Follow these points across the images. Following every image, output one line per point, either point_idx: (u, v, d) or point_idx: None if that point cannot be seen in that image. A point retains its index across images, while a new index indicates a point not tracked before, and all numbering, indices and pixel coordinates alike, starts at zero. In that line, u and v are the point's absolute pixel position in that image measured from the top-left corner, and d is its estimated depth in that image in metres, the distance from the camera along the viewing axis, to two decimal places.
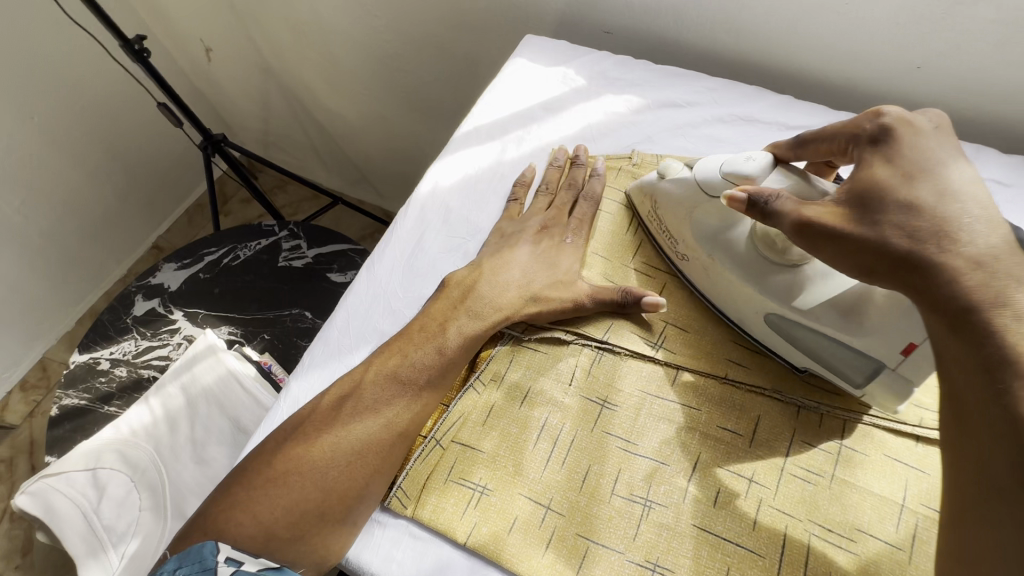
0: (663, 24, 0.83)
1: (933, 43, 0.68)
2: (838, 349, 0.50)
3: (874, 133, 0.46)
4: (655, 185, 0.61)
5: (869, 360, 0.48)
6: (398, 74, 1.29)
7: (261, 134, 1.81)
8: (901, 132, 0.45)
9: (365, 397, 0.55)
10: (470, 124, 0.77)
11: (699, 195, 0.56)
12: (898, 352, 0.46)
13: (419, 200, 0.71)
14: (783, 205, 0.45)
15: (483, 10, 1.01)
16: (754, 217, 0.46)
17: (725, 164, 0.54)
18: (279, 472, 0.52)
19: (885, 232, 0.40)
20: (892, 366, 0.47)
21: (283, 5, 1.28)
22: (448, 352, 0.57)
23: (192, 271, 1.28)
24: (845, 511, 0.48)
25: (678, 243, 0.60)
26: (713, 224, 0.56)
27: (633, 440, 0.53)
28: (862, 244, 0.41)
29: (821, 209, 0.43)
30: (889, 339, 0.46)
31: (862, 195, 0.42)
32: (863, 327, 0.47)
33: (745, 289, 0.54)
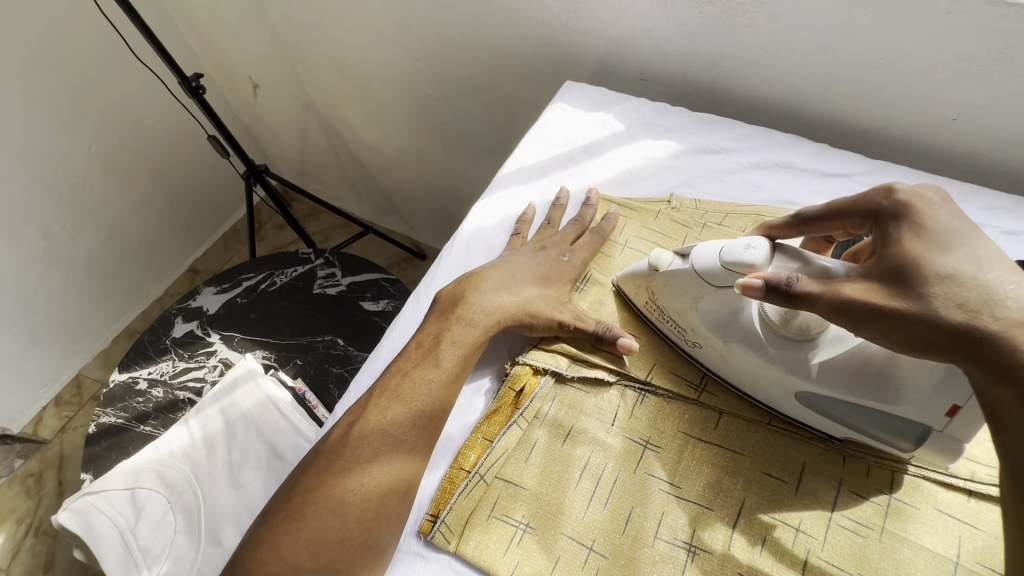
0: (699, 73, 0.87)
1: (970, 97, 0.70)
2: (876, 419, 0.50)
3: (890, 210, 0.48)
4: (648, 276, 0.59)
5: (912, 426, 0.48)
6: (435, 112, 1.35)
7: (299, 165, 1.89)
8: (916, 206, 0.47)
9: (371, 424, 0.55)
10: (513, 165, 0.80)
11: (698, 284, 0.54)
12: (942, 415, 0.47)
13: (464, 237, 0.74)
14: (817, 286, 0.45)
15: (521, 55, 1.06)
16: (775, 301, 0.46)
17: (725, 255, 0.51)
18: (296, 506, 0.51)
19: (933, 306, 0.41)
20: (938, 429, 0.47)
21: (330, 46, 1.35)
22: (445, 364, 0.58)
23: (231, 295, 1.32)
24: (897, 565, 0.48)
25: (684, 329, 0.58)
26: (718, 309, 0.55)
27: (676, 483, 0.53)
28: (913, 319, 0.42)
29: (854, 286, 0.44)
30: (920, 408, 0.47)
31: (897, 272, 0.44)
32: (897, 395, 0.48)
33: (769, 372, 0.53)
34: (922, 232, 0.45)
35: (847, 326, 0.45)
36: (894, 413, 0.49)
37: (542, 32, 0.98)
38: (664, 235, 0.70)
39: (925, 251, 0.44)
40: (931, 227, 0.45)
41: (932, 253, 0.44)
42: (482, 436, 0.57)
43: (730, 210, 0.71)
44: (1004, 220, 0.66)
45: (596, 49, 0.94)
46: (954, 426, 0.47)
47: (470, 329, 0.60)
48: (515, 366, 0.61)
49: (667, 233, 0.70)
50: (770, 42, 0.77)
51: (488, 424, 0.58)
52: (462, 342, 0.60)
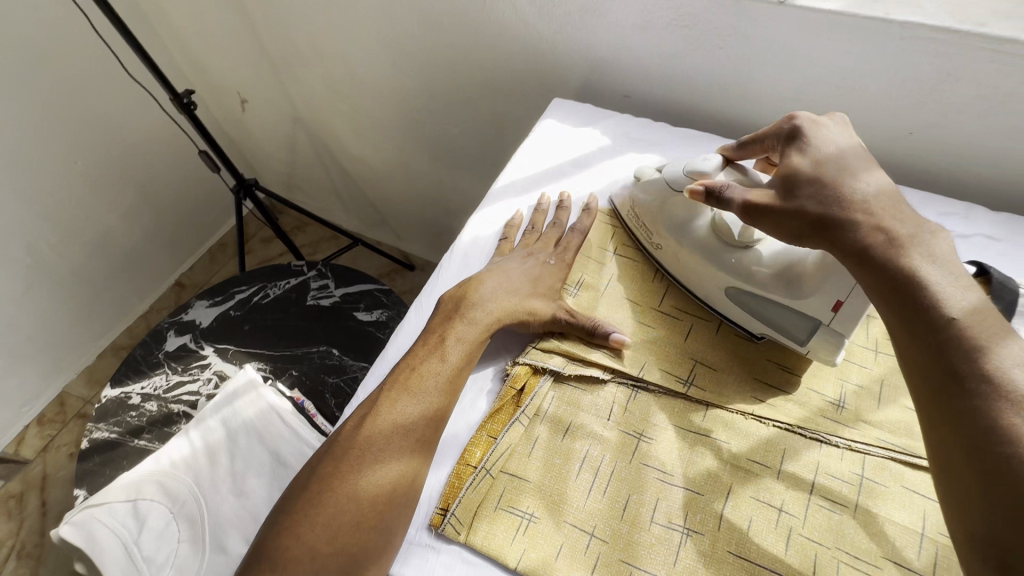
0: (678, 90, 0.92)
1: (922, 113, 0.76)
2: (780, 310, 0.62)
3: (788, 129, 0.60)
4: (634, 191, 0.74)
5: (805, 318, 0.61)
6: (424, 126, 1.39)
7: (286, 178, 1.91)
8: (811, 128, 0.58)
9: (382, 415, 0.59)
10: (506, 179, 0.85)
11: (668, 190, 0.69)
12: (829, 308, 0.59)
13: (462, 247, 0.78)
14: (733, 194, 0.56)
15: (509, 73, 1.11)
16: (710, 204, 0.58)
17: (687, 166, 0.66)
18: (314, 493, 0.55)
19: (808, 202, 0.52)
20: (827, 321, 0.59)
21: (321, 63, 1.38)
22: (452, 359, 0.63)
23: (223, 307, 1.33)
24: (871, 539, 0.52)
25: (652, 233, 0.72)
26: (681, 213, 0.69)
27: (668, 471, 0.57)
28: (789, 214, 0.53)
29: (757, 192, 0.56)
30: (818, 299, 0.59)
31: (789, 179, 0.55)
32: (800, 289, 0.60)
33: (707, 268, 0.66)
34: (809, 148, 0.56)
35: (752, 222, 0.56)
36: (800, 305, 0.60)
37: (530, 51, 1.03)
38: None
39: (808, 162, 0.55)
40: (816, 145, 0.57)
41: (811, 162, 0.55)
42: (486, 433, 0.60)
43: None
44: (957, 225, 0.73)
45: (581, 68, 1.00)
46: (840, 321, 0.59)
47: (473, 328, 0.65)
48: (516, 367, 0.64)
49: None
50: (743, 63, 0.83)
51: (492, 422, 0.61)
52: (467, 342, 0.64)
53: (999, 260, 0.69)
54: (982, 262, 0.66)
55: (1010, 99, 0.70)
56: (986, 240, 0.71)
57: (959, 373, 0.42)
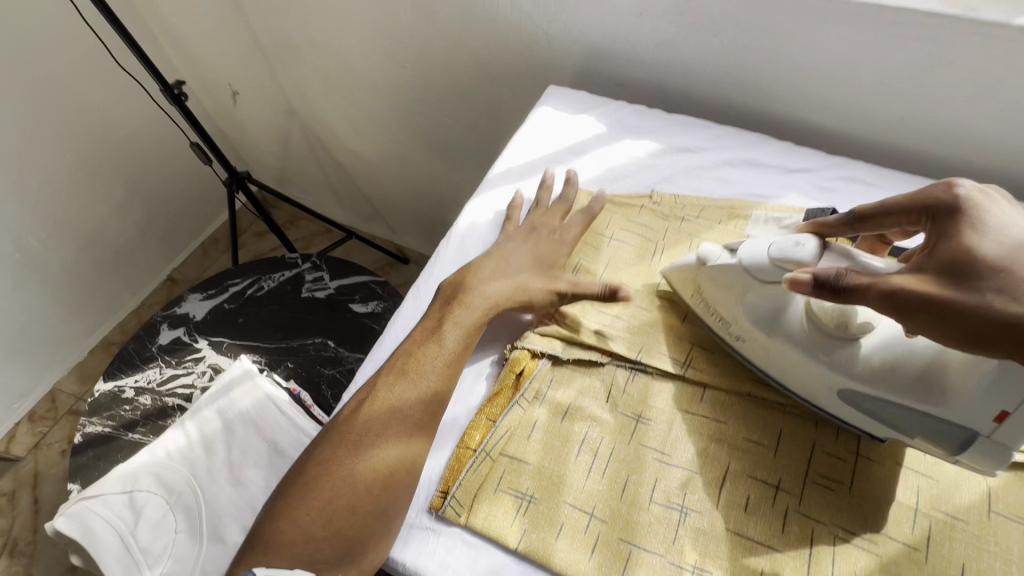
0: (672, 77, 0.93)
1: (913, 99, 0.77)
2: (921, 421, 0.50)
3: (948, 203, 0.51)
4: (696, 269, 0.62)
5: (956, 431, 0.48)
6: (418, 118, 1.38)
7: (279, 171, 1.89)
8: (974, 201, 0.50)
9: (379, 400, 0.58)
10: (503, 166, 0.84)
11: (745, 276, 0.57)
12: (990, 420, 0.46)
13: (459, 234, 0.77)
14: (860, 280, 0.47)
15: (504, 62, 1.11)
16: (825, 295, 0.48)
17: (773, 250, 0.55)
18: (311, 476, 0.55)
19: (990, 301, 0.43)
20: (987, 434, 0.47)
21: (313, 53, 1.37)
22: (450, 345, 0.62)
23: (217, 300, 1.32)
24: (865, 515, 0.53)
25: (729, 324, 0.60)
26: (766, 303, 0.57)
27: (666, 452, 0.58)
28: (963, 312, 0.44)
29: (905, 279, 0.46)
30: (970, 411, 0.46)
31: (953, 267, 0.46)
32: (942, 395, 0.48)
33: (812, 369, 0.55)
34: (983, 228, 0.47)
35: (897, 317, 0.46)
36: (946, 417, 0.48)
37: (525, 41, 1.03)
38: (648, 228, 0.75)
39: (980, 246, 0.46)
40: (990, 224, 0.47)
41: (988, 246, 0.46)
42: (485, 417, 0.61)
43: (707, 204, 0.76)
44: None
45: (576, 57, 1.00)
46: (1005, 433, 0.46)
47: (471, 312, 0.64)
48: (514, 351, 0.65)
49: (650, 226, 0.75)
50: (737, 49, 0.83)
51: (491, 406, 0.62)
52: (465, 326, 0.63)
53: None
54: None
55: (999, 84, 0.71)
56: None
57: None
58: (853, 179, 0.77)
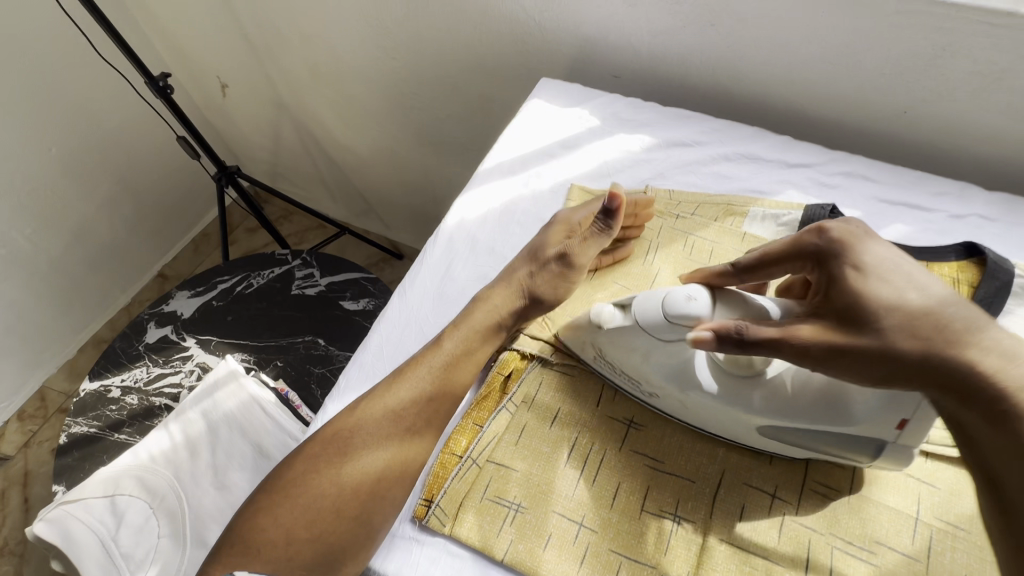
0: (668, 69, 0.90)
1: (917, 91, 0.75)
2: (836, 439, 0.49)
3: (819, 247, 0.49)
4: (594, 333, 0.56)
5: (869, 442, 0.48)
6: (410, 112, 1.35)
7: (270, 166, 1.86)
8: (848, 242, 0.47)
9: (374, 403, 0.56)
10: (493, 160, 0.82)
11: (644, 337, 0.52)
12: (893, 427, 0.46)
13: (447, 232, 0.74)
14: (766, 333, 0.45)
15: (496, 54, 1.08)
16: (732, 348, 0.45)
17: (667, 308, 0.49)
18: (297, 475, 0.53)
19: (891, 341, 0.43)
20: (892, 440, 0.48)
21: (302, 45, 1.34)
22: (451, 354, 0.59)
23: (205, 298, 1.30)
24: (864, 524, 0.51)
25: (637, 380, 0.56)
26: (671, 362, 0.52)
27: (659, 458, 0.56)
28: (876, 356, 0.43)
29: (808, 329, 0.45)
30: (877, 423, 0.47)
31: (848, 311, 0.45)
32: (852, 415, 0.47)
33: (729, 413, 0.51)
34: (865, 267, 0.45)
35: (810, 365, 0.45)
36: (854, 432, 0.48)
37: (517, 32, 1.00)
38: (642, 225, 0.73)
39: (868, 285, 0.45)
40: (870, 261, 0.46)
41: (872, 286, 0.44)
42: (472, 421, 0.59)
43: (703, 200, 0.74)
44: (952, 205, 0.71)
45: (569, 48, 0.97)
46: (907, 436, 0.47)
47: (474, 317, 0.62)
48: (504, 354, 0.63)
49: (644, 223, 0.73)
50: (735, 40, 0.80)
51: (478, 410, 0.60)
52: (467, 330, 0.61)
53: (995, 241, 0.68)
54: (977, 243, 0.65)
55: (1007, 76, 0.69)
56: (982, 220, 0.70)
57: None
58: (854, 174, 0.75)
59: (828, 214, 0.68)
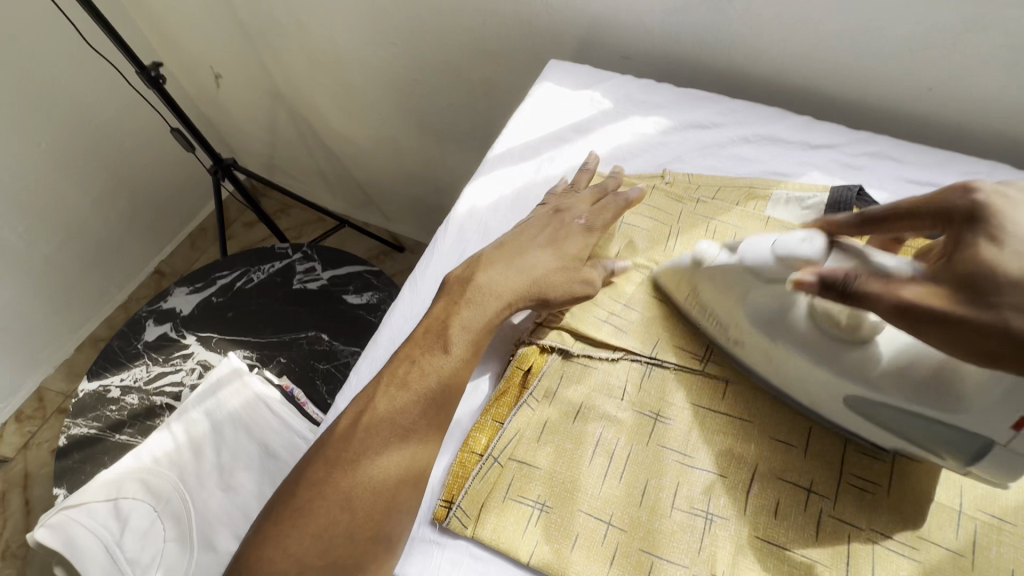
0: (682, 49, 0.87)
1: (944, 67, 0.72)
2: (931, 430, 0.44)
3: (967, 205, 0.42)
4: (691, 271, 0.58)
5: (971, 440, 0.42)
6: (412, 100, 1.32)
7: (267, 158, 1.82)
8: (997, 203, 0.41)
9: (379, 412, 0.53)
10: (503, 146, 0.78)
11: (745, 278, 0.53)
12: (1007, 427, 0.40)
13: (457, 221, 0.71)
14: (868, 286, 0.41)
15: (500, 37, 1.04)
16: (833, 298, 0.42)
17: (776, 246, 0.50)
18: (304, 501, 0.49)
19: (1005, 317, 0.36)
20: (1003, 443, 0.41)
21: (299, 33, 1.30)
22: (457, 351, 0.56)
23: (204, 294, 1.27)
24: (906, 518, 0.49)
25: (727, 326, 0.56)
26: (767, 304, 0.52)
27: (689, 454, 0.53)
28: (980, 331, 0.37)
29: (915, 289, 0.39)
30: (985, 416, 0.40)
31: (967, 279, 0.38)
32: (956, 402, 0.42)
33: (817, 372, 0.49)
34: (1012, 233, 0.38)
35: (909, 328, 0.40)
36: (957, 424, 0.42)
37: (523, 12, 0.97)
38: (661, 211, 0.70)
39: (1003, 253, 0.37)
40: (1017, 230, 0.38)
41: (1009, 256, 0.37)
42: (490, 418, 0.57)
43: (724, 184, 0.71)
44: None
45: (577, 28, 0.93)
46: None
47: (477, 314, 0.57)
48: (523, 347, 0.60)
49: (663, 208, 0.70)
50: (753, 16, 0.77)
51: (496, 406, 0.57)
52: (471, 326, 0.57)
53: None
54: None
55: None
56: None
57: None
58: (880, 155, 0.72)
59: (854, 196, 0.65)
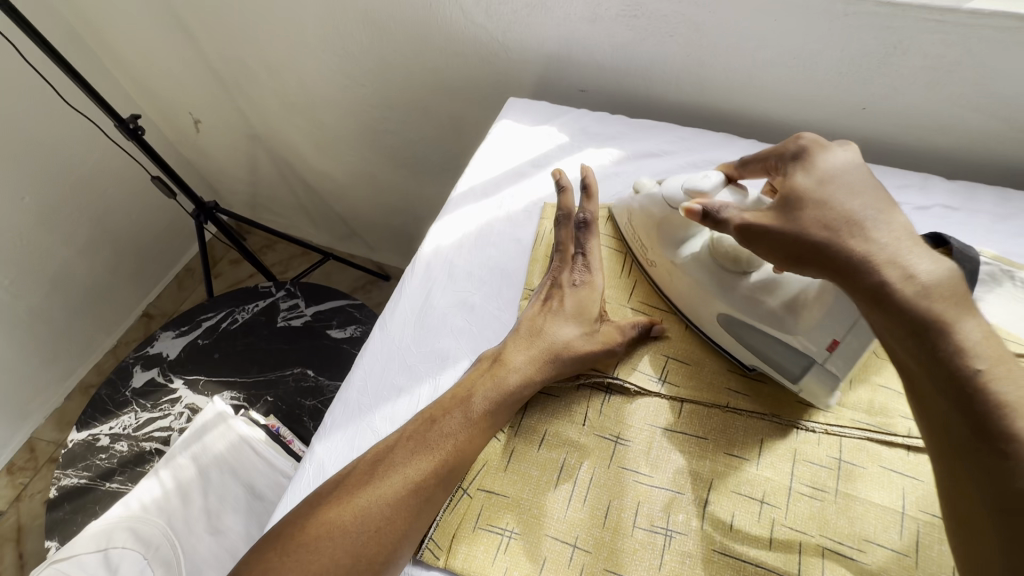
0: (632, 82, 0.92)
1: (873, 89, 0.76)
2: (777, 346, 0.57)
3: (796, 151, 0.55)
4: (631, 200, 0.68)
5: (802, 357, 0.56)
6: (384, 136, 1.35)
7: (249, 197, 1.86)
8: (814, 150, 0.54)
9: (396, 461, 0.54)
10: (465, 184, 0.82)
11: (663, 208, 0.63)
12: (824, 347, 0.54)
13: (423, 260, 0.74)
14: (730, 214, 0.53)
15: (463, 75, 1.09)
16: (708, 225, 0.55)
17: (685, 183, 0.60)
18: (311, 536, 0.50)
19: (806, 227, 0.49)
20: (820, 361, 0.55)
21: (272, 78, 1.34)
22: (475, 417, 0.57)
23: (191, 336, 1.29)
24: (852, 523, 0.52)
25: (647, 250, 0.67)
26: (679, 233, 0.63)
27: (648, 473, 0.56)
28: (787, 237, 0.49)
29: (754, 213, 0.52)
30: (812, 337, 0.55)
31: (786, 202, 0.51)
32: (794, 325, 0.55)
33: (705, 295, 0.61)
34: (818, 171, 0.52)
35: (750, 245, 0.52)
36: (794, 343, 0.56)
37: (483, 52, 1.01)
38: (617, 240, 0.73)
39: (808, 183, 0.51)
40: (823, 167, 0.52)
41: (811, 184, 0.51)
42: None
43: None
44: (915, 196, 0.72)
45: (534, 65, 0.98)
46: (834, 361, 0.54)
47: (502, 381, 0.59)
48: None
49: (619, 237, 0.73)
50: (693, 49, 0.82)
51: None
52: (497, 393, 0.58)
53: (959, 229, 0.69)
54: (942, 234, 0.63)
55: (956, 69, 0.71)
56: (946, 210, 0.71)
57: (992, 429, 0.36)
58: None
59: None
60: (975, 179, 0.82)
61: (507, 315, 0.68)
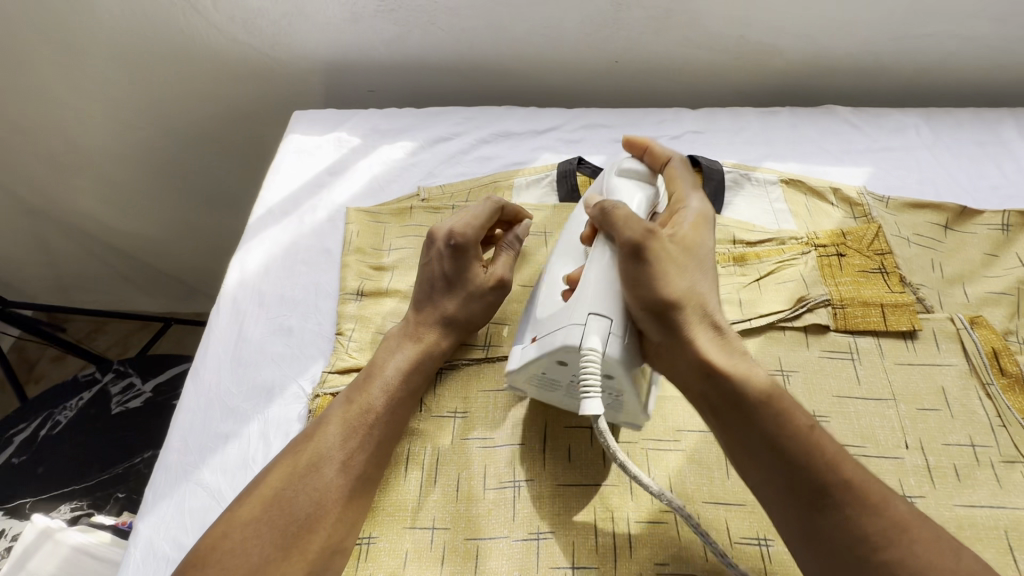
0: (415, 74, 0.93)
1: (617, 43, 0.86)
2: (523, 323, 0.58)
3: (700, 209, 0.58)
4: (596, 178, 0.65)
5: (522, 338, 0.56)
6: (187, 178, 1.23)
7: (51, 281, 1.51)
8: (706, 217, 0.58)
9: (322, 452, 0.52)
10: (262, 208, 0.78)
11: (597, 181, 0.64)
12: (531, 338, 0.53)
13: (229, 295, 0.70)
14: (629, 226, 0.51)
15: (249, 97, 1.04)
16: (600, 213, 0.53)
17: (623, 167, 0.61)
18: (234, 543, 0.47)
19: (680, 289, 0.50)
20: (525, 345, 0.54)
21: (28, 140, 1.15)
22: (395, 388, 0.56)
23: (1, 459, 1.06)
24: (666, 420, 0.58)
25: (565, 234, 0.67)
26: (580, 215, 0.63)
27: (489, 436, 0.58)
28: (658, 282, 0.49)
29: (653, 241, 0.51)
30: (534, 327, 0.54)
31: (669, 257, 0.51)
32: (536, 314, 0.55)
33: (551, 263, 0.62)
34: (697, 246, 0.55)
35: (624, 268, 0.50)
36: (530, 322, 0.56)
37: (260, 69, 0.97)
38: (424, 226, 0.74)
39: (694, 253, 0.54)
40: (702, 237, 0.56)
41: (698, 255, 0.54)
42: None
43: (472, 186, 0.77)
44: (670, 128, 0.83)
45: (316, 74, 0.96)
46: (524, 353, 0.53)
47: (408, 352, 0.59)
48: (316, 400, 0.61)
49: (426, 223, 0.74)
50: (457, 32, 0.85)
51: None
52: (409, 360, 0.58)
53: (707, 150, 0.80)
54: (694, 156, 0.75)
55: (671, 14, 0.81)
56: (695, 134, 0.82)
57: (831, 488, 0.43)
58: (592, 126, 0.84)
59: (576, 166, 0.76)
60: (718, 106, 0.96)
61: (327, 327, 0.67)
